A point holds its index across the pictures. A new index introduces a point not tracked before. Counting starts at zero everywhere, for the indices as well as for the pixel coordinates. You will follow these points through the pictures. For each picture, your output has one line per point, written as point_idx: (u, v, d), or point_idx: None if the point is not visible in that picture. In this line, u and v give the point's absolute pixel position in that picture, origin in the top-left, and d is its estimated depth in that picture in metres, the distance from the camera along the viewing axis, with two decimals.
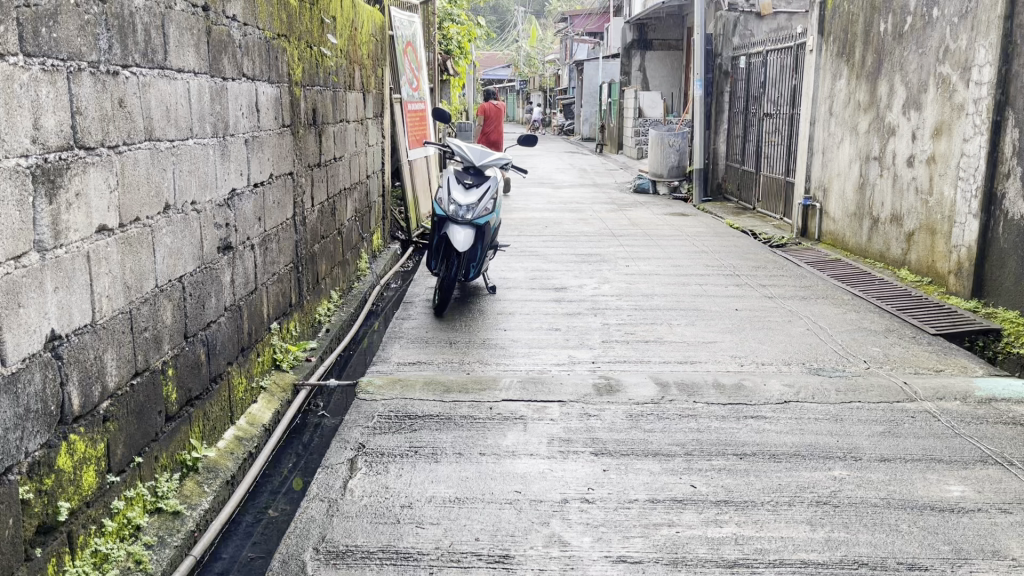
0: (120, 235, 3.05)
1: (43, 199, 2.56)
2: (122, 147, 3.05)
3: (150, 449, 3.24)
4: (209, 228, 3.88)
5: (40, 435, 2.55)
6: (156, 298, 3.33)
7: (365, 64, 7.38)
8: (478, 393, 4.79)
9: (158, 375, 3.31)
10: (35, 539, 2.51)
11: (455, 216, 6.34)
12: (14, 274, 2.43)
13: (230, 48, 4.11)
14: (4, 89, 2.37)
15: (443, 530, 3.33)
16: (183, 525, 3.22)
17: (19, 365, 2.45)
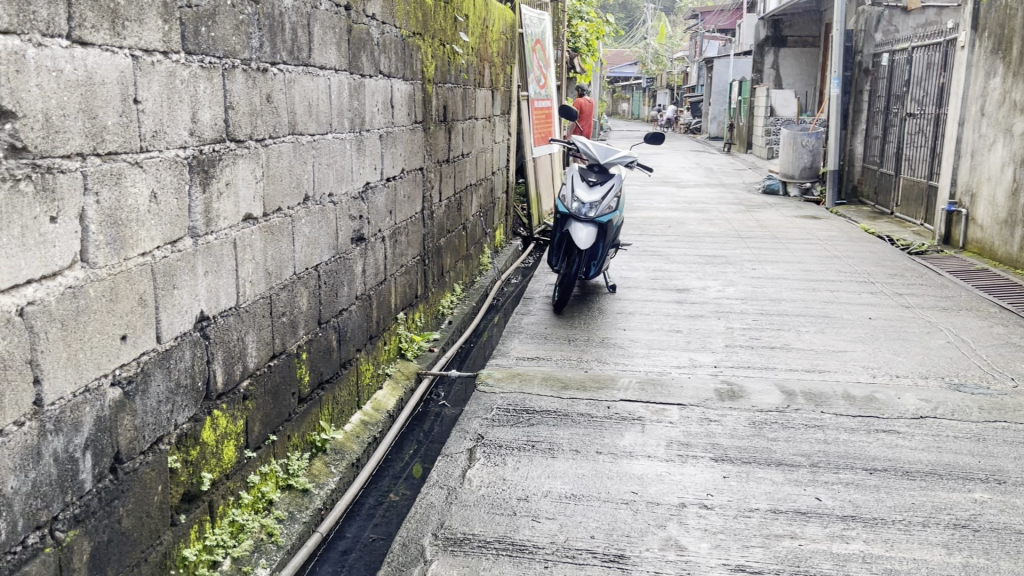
0: (264, 224, 3.22)
1: (198, 188, 2.74)
2: (269, 140, 3.22)
3: (284, 428, 3.41)
4: (344, 219, 4.04)
5: (189, 409, 2.72)
6: (294, 285, 3.50)
7: (494, 62, 7.47)
8: (596, 391, 4.78)
9: (293, 358, 3.48)
10: (180, 506, 2.69)
11: (578, 213, 6.33)
12: (171, 258, 2.61)
13: (369, 47, 4.26)
14: (167, 83, 2.54)
15: (558, 526, 3.34)
16: (311, 503, 3.37)
17: (172, 343, 2.62)
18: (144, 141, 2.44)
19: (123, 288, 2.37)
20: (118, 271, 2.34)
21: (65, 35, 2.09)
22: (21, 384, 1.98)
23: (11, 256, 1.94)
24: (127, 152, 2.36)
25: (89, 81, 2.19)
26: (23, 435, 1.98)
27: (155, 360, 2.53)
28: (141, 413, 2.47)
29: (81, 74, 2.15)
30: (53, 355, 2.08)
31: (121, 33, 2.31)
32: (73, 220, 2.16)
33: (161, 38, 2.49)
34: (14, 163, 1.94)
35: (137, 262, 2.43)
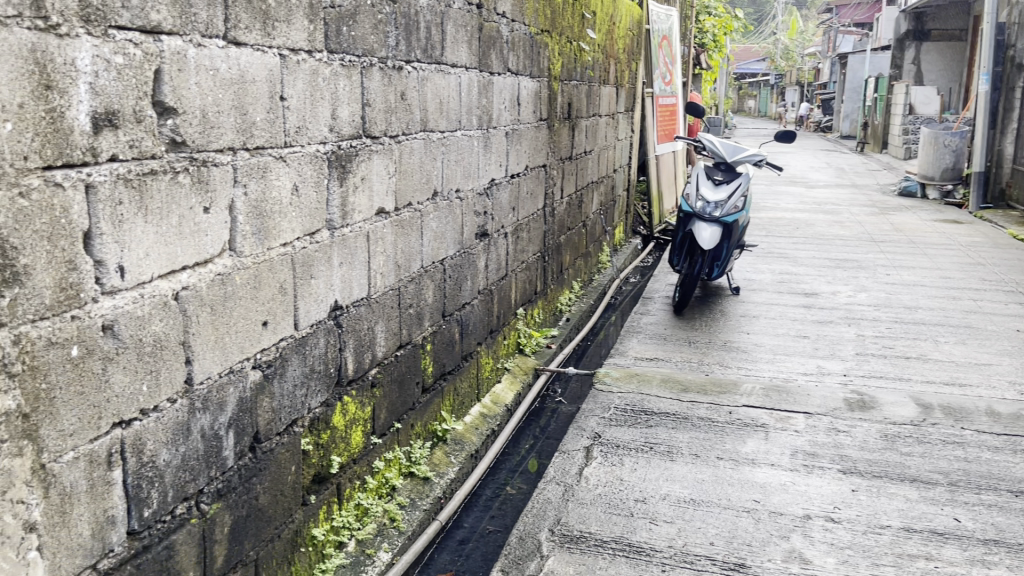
0: (395, 218, 3.31)
1: (335, 182, 2.84)
2: (401, 137, 3.31)
3: (408, 416, 3.50)
4: (469, 215, 4.11)
5: (321, 394, 2.84)
6: (421, 278, 3.58)
7: (620, 58, 7.41)
8: (717, 396, 4.68)
9: (418, 349, 3.57)
10: (311, 487, 2.81)
11: (702, 212, 6.20)
12: (309, 248, 2.72)
13: (499, 44, 4.31)
14: (311, 81, 2.65)
15: (677, 530, 3.29)
16: (431, 491, 3.44)
17: (308, 330, 2.74)
18: (288, 136, 2.55)
19: (266, 277, 2.49)
20: (262, 260, 2.46)
21: (221, 36, 2.21)
22: (175, 363, 2.11)
23: (169, 243, 2.07)
24: (273, 147, 2.48)
25: (241, 79, 2.30)
26: (175, 412, 2.12)
27: (292, 347, 2.65)
28: (279, 396, 2.59)
29: (234, 73, 2.27)
30: (203, 337, 2.21)
31: (271, 33, 2.42)
32: (224, 211, 2.28)
33: (307, 37, 2.60)
34: (174, 156, 2.07)
35: (279, 252, 2.55)
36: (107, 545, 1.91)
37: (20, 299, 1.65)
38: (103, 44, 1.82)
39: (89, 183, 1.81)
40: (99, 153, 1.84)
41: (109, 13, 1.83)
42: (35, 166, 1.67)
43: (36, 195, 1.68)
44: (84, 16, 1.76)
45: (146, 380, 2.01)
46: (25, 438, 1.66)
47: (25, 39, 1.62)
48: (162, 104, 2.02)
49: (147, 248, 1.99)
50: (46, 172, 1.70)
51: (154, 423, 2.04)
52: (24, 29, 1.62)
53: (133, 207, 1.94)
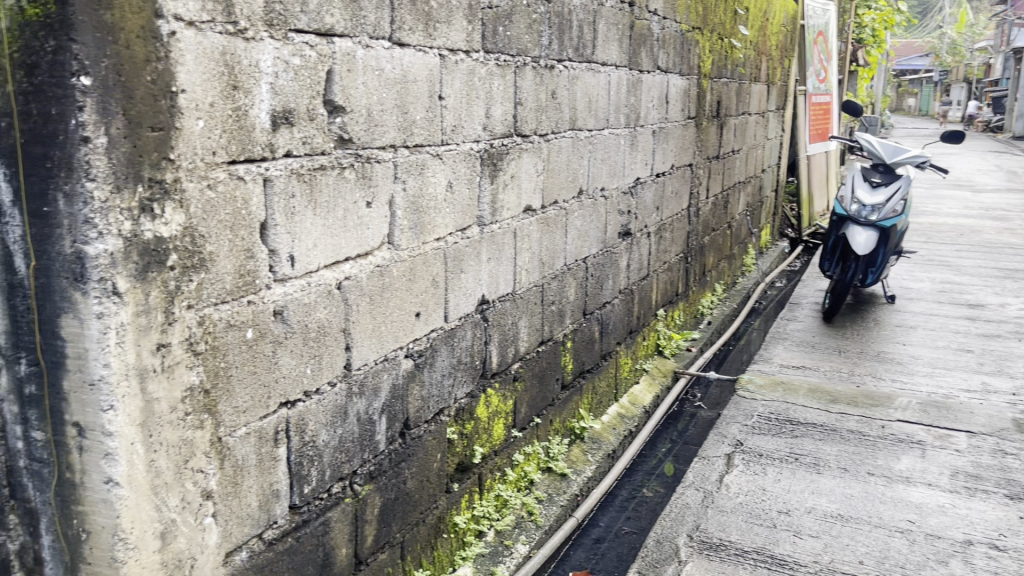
0: (541, 215, 3.35)
1: (487, 179, 2.91)
2: (550, 135, 3.34)
3: (547, 412, 3.54)
4: (614, 214, 4.10)
5: (467, 385, 2.91)
6: (564, 275, 3.61)
7: (773, 55, 7.17)
8: (869, 409, 4.46)
9: (559, 346, 3.60)
10: (454, 475, 2.90)
11: (857, 216, 5.92)
12: (460, 244, 2.79)
13: (649, 42, 4.26)
14: (467, 80, 2.72)
15: (823, 545, 3.17)
16: (568, 488, 3.44)
17: (456, 323, 2.81)
18: (445, 135, 2.63)
19: (420, 270, 2.58)
20: (417, 253, 2.55)
21: (387, 38, 2.30)
22: (336, 349, 2.22)
23: (336, 235, 2.18)
24: (430, 145, 2.56)
25: (403, 79, 2.39)
26: (334, 395, 2.23)
27: (441, 338, 2.73)
28: (428, 385, 2.68)
29: (398, 73, 2.36)
30: (361, 326, 2.32)
31: (432, 34, 2.50)
32: (384, 206, 2.38)
33: (465, 38, 2.67)
34: (341, 153, 2.18)
35: (433, 247, 2.63)
36: (271, 517, 2.03)
37: (205, 283, 1.78)
38: (284, 47, 1.94)
39: (267, 177, 1.93)
40: (276, 149, 1.96)
41: (289, 17, 1.94)
42: (221, 160, 1.80)
43: (223, 187, 1.81)
44: (268, 20, 1.88)
45: (310, 363, 2.12)
46: (204, 411, 1.80)
47: (217, 42, 1.75)
48: (332, 103, 2.13)
49: (315, 239, 2.11)
50: (231, 166, 1.83)
51: (316, 404, 2.16)
52: (216, 34, 1.74)
53: (304, 200, 2.06)
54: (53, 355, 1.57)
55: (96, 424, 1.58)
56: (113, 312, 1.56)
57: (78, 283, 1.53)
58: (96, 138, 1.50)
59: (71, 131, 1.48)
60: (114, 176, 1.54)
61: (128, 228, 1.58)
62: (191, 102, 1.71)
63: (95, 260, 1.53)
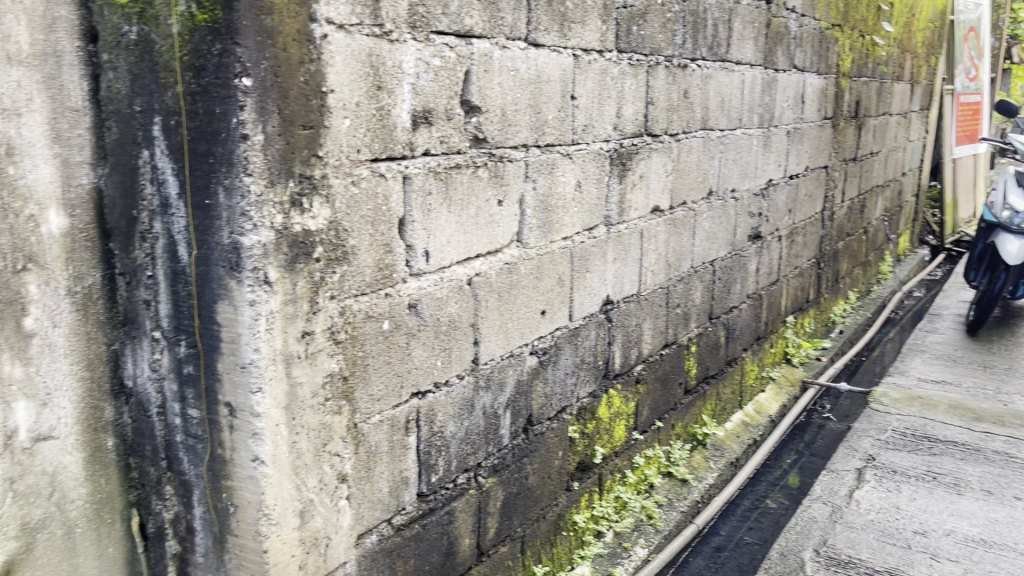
0: (669, 216, 3.31)
1: (616, 179, 2.90)
2: (681, 135, 3.30)
3: (669, 416, 3.50)
4: (744, 216, 4.00)
5: (589, 385, 2.92)
6: (690, 278, 3.55)
7: (918, 52, 6.81)
8: (1017, 430, 4.17)
9: (683, 349, 3.55)
10: (575, 474, 2.91)
11: (1008, 223, 5.53)
12: (587, 243, 2.80)
13: (786, 40, 4.13)
14: (600, 80, 2.72)
15: (962, 571, 2.99)
16: (689, 494, 3.37)
17: (581, 321, 2.82)
18: (575, 134, 2.64)
19: (548, 268, 2.60)
20: (545, 252, 2.58)
21: (523, 38, 2.33)
22: (465, 343, 2.27)
23: (468, 232, 2.23)
24: (562, 145, 2.58)
25: (538, 79, 2.42)
26: (462, 388, 2.28)
27: (566, 336, 2.75)
28: (551, 382, 2.70)
29: (532, 73, 2.39)
30: (489, 321, 2.36)
31: (567, 35, 2.52)
32: (515, 205, 2.41)
33: (599, 37, 2.67)
34: (476, 152, 2.23)
35: (560, 246, 2.65)
36: (400, 503, 2.10)
37: (347, 276, 1.86)
38: (425, 48, 2.00)
39: (406, 174, 2.00)
40: (415, 148, 2.02)
41: (431, 19, 2.00)
42: (365, 158, 1.88)
43: (365, 183, 1.89)
44: (411, 23, 1.95)
45: (440, 356, 2.18)
46: (342, 398, 1.88)
47: (364, 44, 1.82)
48: (469, 103, 2.18)
49: (449, 235, 2.16)
50: (373, 164, 1.90)
51: (444, 396, 2.21)
52: (364, 36, 1.82)
53: (440, 198, 2.12)
54: (211, 338, 1.69)
55: (245, 405, 1.68)
56: (265, 300, 1.66)
57: (234, 272, 1.64)
58: (254, 136, 1.60)
59: (232, 129, 1.58)
60: (269, 172, 1.63)
61: (280, 221, 1.67)
62: (339, 102, 1.79)
63: (249, 250, 1.63)
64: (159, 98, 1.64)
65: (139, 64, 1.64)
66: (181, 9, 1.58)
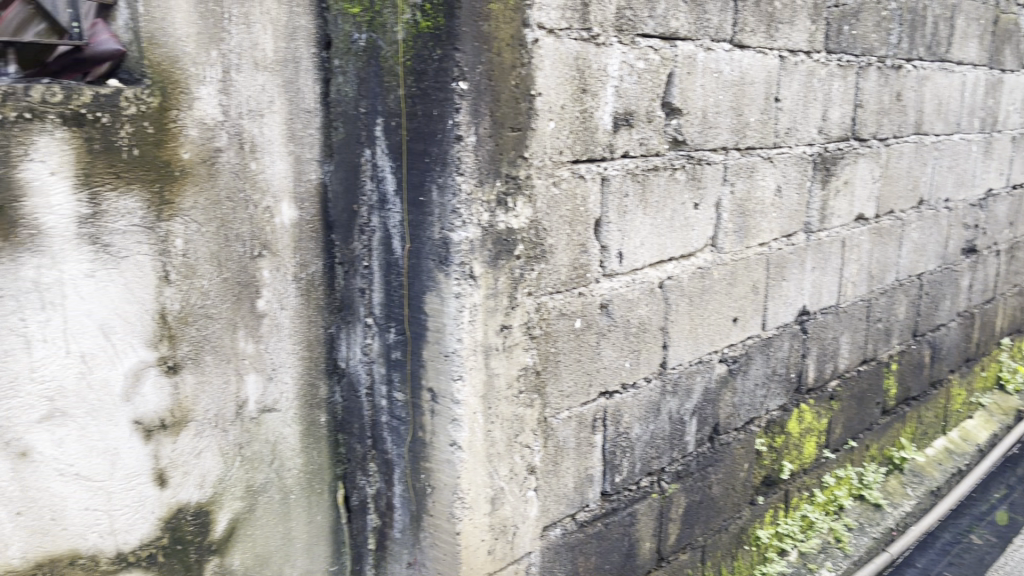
0: (874, 225, 3.13)
1: (818, 185, 2.79)
2: (892, 140, 3.11)
3: (864, 436, 3.32)
4: (958, 228, 3.72)
5: (780, 397, 2.83)
6: (894, 291, 3.35)
7: None
8: None
9: (883, 367, 3.35)
10: (761, 488, 2.82)
11: None
12: (785, 250, 2.70)
13: (1016, 38, 3.79)
14: (806, 82, 2.62)
15: None
16: (883, 520, 3.18)
17: (774, 331, 2.73)
18: (778, 138, 2.56)
19: (742, 274, 2.54)
20: (740, 257, 2.52)
21: (729, 40, 2.29)
22: (654, 346, 2.27)
23: (663, 235, 2.23)
24: (763, 148, 2.51)
25: (742, 81, 2.37)
26: (649, 391, 2.28)
27: (758, 345, 2.67)
28: (740, 392, 2.63)
29: (736, 76, 2.35)
30: (680, 325, 2.34)
31: (774, 35, 2.45)
32: (711, 208, 2.38)
33: (807, 38, 2.57)
34: (675, 154, 2.21)
35: (756, 252, 2.58)
36: (584, 499, 2.13)
37: (544, 273, 1.92)
38: (630, 51, 2.02)
39: (605, 176, 2.02)
40: (615, 150, 2.04)
41: (637, 23, 2.01)
42: (566, 160, 1.92)
43: (566, 184, 1.93)
44: (618, 26, 1.97)
45: (630, 357, 2.19)
46: (535, 391, 1.93)
47: (572, 48, 1.86)
48: (670, 105, 2.17)
49: (644, 237, 2.17)
50: (574, 165, 1.94)
51: (632, 398, 2.22)
52: (572, 40, 1.86)
53: (637, 200, 2.12)
54: (419, 327, 1.80)
55: (447, 392, 1.77)
56: (469, 293, 1.73)
57: (442, 266, 1.73)
58: (467, 137, 1.67)
59: (447, 130, 1.67)
60: (478, 171, 1.70)
61: (486, 219, 1.74)
62: (546, 104, 1.84)
63: (458, 245, 1.71)
64: (382, 101, 1.77)
65: (366, 69, 1.77)
66: (407, 17, 1.69)
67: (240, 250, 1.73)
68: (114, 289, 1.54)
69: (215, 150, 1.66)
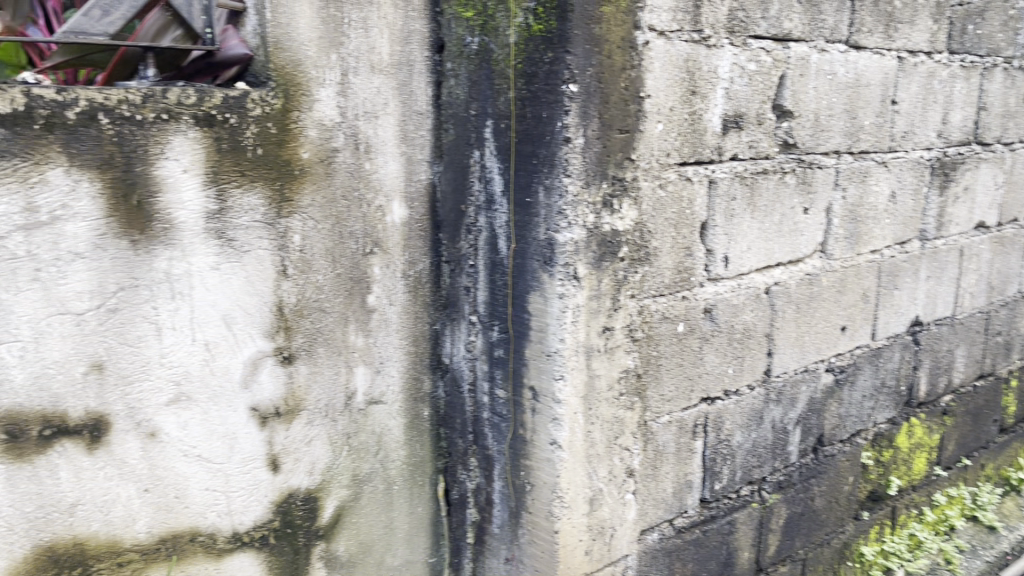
0: (996, 233, 2.99)
1: (936, 191, 2.68)
2: (1017, 144, 2.97)
3: (978, 455, 3.18)
4: None
5: (889, 411, 2.73)
6: (1016, 303, 3.18)
7: None
8: None
9: (1001, 383, 3.19)
10: (866, 503, 2.73)
11: None
12: (898, 258, 2.61)
13: None
14: (926, 84, 2.53)
15: None
16: (998, 543, 2.97)
17: (885, 342, 2.64)
18: (894, 141, 2.48)
19: (852, 281, 2.47)
20: (850, 264, 2.45)
21: (844, 40, 2.23)
22: (758, 353, 2.22)
23: (770, 240, 2.18)
24: (877, 152, 2.44)
25: (857, 83, 2.30)
26: (752, 398, 2.24)
27: (867, 355, 2.59)
28: (847, 403, 2.55)
29: (851, 77, 2.28)
30: (786, 332, 2.29)
31: (893, 36, 2.37)
32: (821, 213, 2.32)
33: (928, 38, 2.48)
34: (784, 158, 2.17)
35: (867, 259, 2.50)
36: (682, 505, 2.11)
37: (648, 276, 1.91)
38: (741, 53, 1.99)
39: (712, 179, 2.00)
40: (724, 152, 2.02)
41: (750, 24, 1.98)
42: (674, 162, 1.91)
43: (672, 187, 1.92)
44: (730, 28, 1.94)
45: (733, 364, 2.16)
46: (636, 394, 1.93)
47: (682, 50, 1.85)
48: (781, 107, 2.13)
49: (750, 241, 2.13)
50: (681, 168, 1.93)
51: (734, 405, 2.18)
52: (683, 42, 1.85)
53: (744, 204, 2.09)
54: (522, 326, 1.82)
55: (548, 392, 1.78)
56: (573, 294, 1.74)
57: (547, 266, 1.74)
58: (576, 138, 1.68)
59: (556, 132, 1.68)
60: (586, 173, 1.71)
61: (592, 220, 1.75)
62: (654, 106, 1.84)
63: (563, 247, 1.72)
64: (493, 103, 1.80)
65: (478, 72, 1.81)
66: (520, 21, 1.72)
67: (353, 247, 1.80)
68: (237, 281, 1.62)
69: (333, 150, 1.73)
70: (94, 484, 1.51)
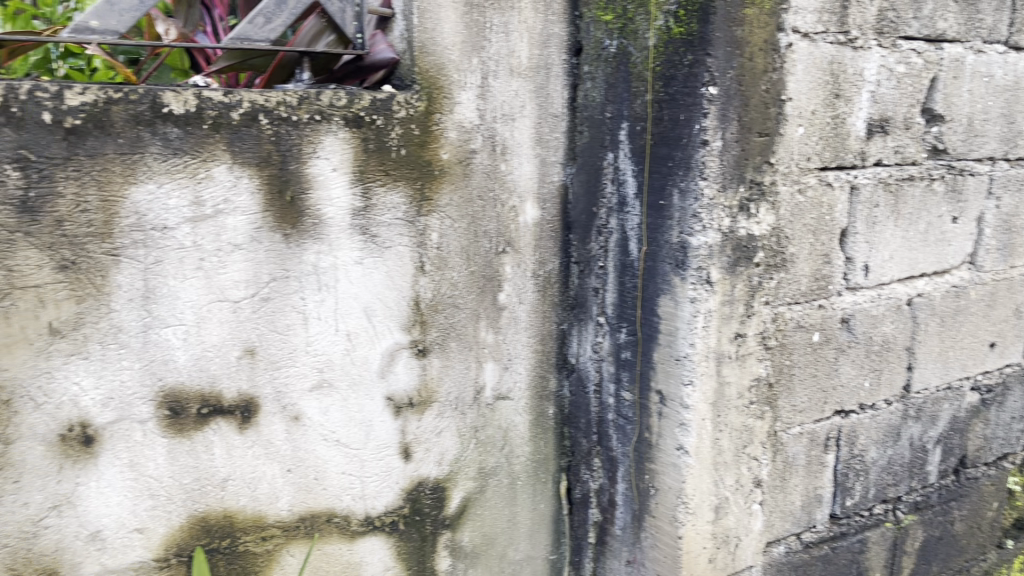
0: None
1: None
2: None
3: None
4: None
5: None
6: None
7: None
8: None
9: None
10: (1011, 530, 2.58)
11: None
12: None
13: None
14: None
15: None
16: None
17: None
18: None
19: (1004, 296, 2.33)
20: (1003, 277, 2.31)
21: (1003, 41, 2.11)
22: (898, 366, 2.13)
23: (914, 249, 2.09)
24: None
25: (1016, 86, 2.18)
26: (890, 414, 2.15)
27: (1017, 375, 2.45)
28: (993, 424, 2.42)
29: (1010, 80, 2.15)
30: (928, 347, 2.18)
31: None
32: (971, 223, 2.20)
33: None
34: (933, 164, 2.08)
35: (1021, 272, 2.36)
36: (811, 520, 2.05)
37: (783, 282, 1.87)
38: (890, 54, 1.91)
39: (855, 185, 1.94)
40: (867, 157, 1.95)
41: (900, 24, 1.91)
42: (815, 167, 1.86)
43: (812, 192, 1.87)
44: (879, 29, 1.88)
45: (870, 377, 2.08)
46: (766, 403, 1.89)
47: (827, 52, 1.80)
48: (932, 111, 2.04)
49: (893, 250, 2.05)
50: (822, 173, 1.88)
51: (869, 419, 2.11)
52: (828, 44, 1.80)
53: (888, 211, 2.01)
54: (651, 329, 1.82)
55: (677, 396, 1.78)
56: (705, 298, 1.72)
57: (679, 270, 1.73)
58: (714, 141, 1.66)
59: (694, 135, 1.67)
60: (723, 176, 1.69)
61: (727, 224, 1.72)
62: (797, 110, 1.79)
63: (696, 250, 1.70)
64: (629, 106, 1.81)
65: (615, 74, 1.83)
66: (660, 24, 1.72)
67: (487, 246, 1.84)
68: (378, 276, 1.70)
69: (470, 151, 1.78)
70: (244, 462, 1.62)
